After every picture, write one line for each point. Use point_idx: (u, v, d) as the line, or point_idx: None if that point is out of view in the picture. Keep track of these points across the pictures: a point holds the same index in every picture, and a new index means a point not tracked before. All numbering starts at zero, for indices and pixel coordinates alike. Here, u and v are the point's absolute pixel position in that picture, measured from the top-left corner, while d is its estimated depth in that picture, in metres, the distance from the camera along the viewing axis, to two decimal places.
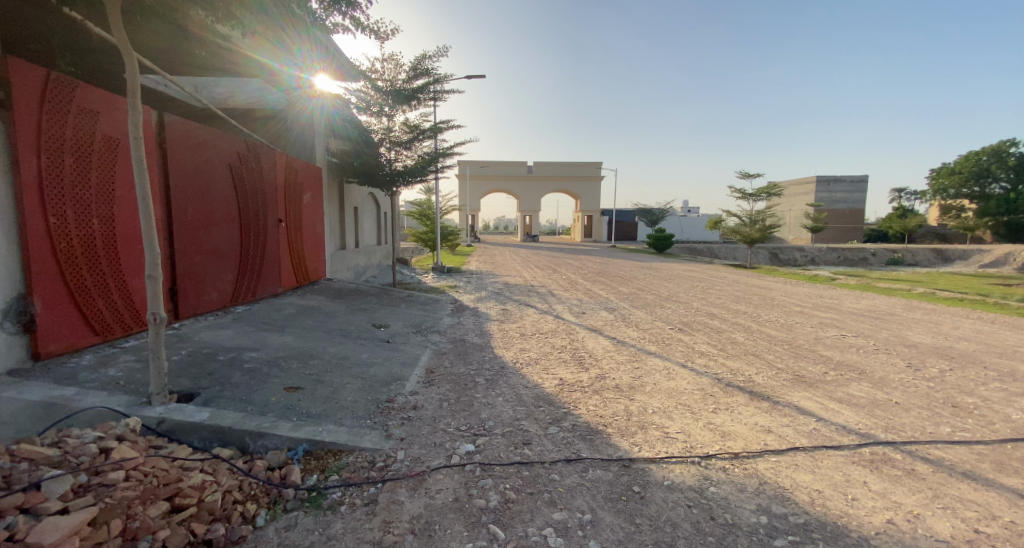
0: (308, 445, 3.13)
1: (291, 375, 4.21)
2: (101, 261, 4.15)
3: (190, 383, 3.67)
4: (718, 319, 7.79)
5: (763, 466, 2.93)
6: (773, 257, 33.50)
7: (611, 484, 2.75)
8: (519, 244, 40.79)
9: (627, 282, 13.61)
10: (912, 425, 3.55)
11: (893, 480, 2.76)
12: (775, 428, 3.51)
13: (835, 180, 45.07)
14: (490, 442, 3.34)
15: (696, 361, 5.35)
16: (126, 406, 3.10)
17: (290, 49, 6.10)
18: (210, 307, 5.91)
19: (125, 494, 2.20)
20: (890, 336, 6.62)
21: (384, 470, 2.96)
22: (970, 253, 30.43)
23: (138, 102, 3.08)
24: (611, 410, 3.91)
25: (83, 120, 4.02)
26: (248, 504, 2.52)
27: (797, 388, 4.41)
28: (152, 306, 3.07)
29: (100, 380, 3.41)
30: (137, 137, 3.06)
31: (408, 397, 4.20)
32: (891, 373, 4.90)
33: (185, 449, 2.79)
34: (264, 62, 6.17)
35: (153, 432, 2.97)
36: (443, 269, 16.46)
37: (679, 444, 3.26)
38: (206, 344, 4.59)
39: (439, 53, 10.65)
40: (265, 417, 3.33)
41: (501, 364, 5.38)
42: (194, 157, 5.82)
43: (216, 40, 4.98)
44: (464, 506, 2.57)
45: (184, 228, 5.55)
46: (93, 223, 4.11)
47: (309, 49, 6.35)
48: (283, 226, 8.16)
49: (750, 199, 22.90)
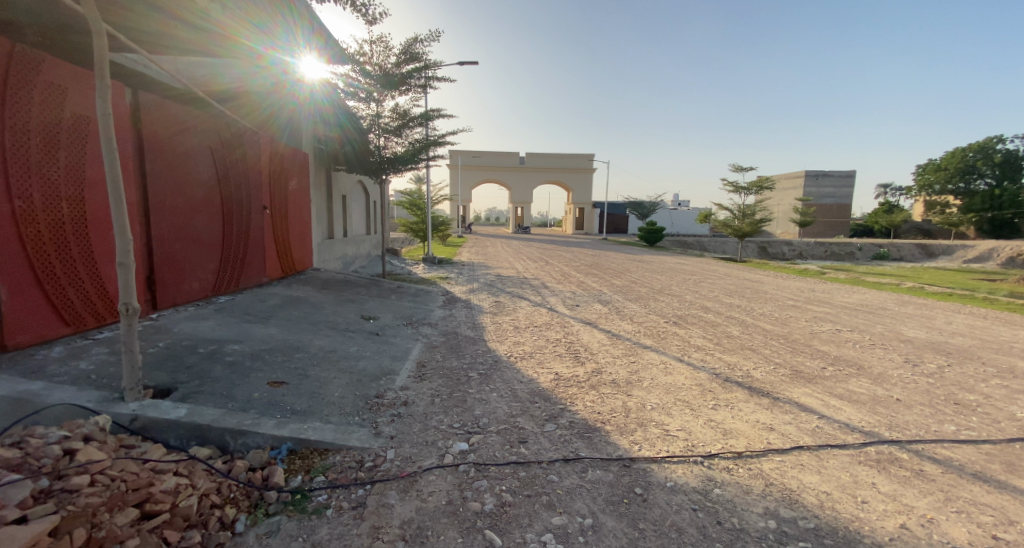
0: (291, 444, 2.97)
1: (275, 369, 4.02)
2: (70, 246, 3.89)
3: (167, 377, 3.46)
4: (712, 313, 7.72)
5: (768, 466, 2.85)
6: (761, 252, 33.79)
7: (612, 486, 2.64)
8: (510, 236, 40.44)
9: (619, 275, 13.53)
10: (916, 423, 3.52)
11: (902, 482, 2.72)
12: (777, 426, 3.43)
13: (824, 176, 45.53)
14: (485, 441, 3.20)
15: (693, 355, 5.25)
16: (97, 402, 2.89)
17: (273, 29, 6.06)
18: (190, 297, 5.66)
19: (89, 501, 1.97)
20: (885, 331, 6.61)
21: (373, 470, 2.81)
22: (953, 249, 30.97)
23: (106, 74, 2.83)
24: (609, 406, 3.79)
25: (50, 98, 3.71)
26: (227, 509, 2.34)
27: (796, 384, 4.34)
28: (123, 297, 2.86)
29: (70, 374, 3.19)
30: (106, 113, 2.81)
31: (398, 393, 4.04)
32: (890, 368, 4.88)
33: (159, 450, 2.58)
34: (251, 46, 5.97)
35: (125, 430, 2.77)
36: (434, 260, 16.20)
37: (680, 443, 3.15)
38: (185, 335, 4.36)
39: (431, 38, 10.33)
40: (247, 414, 3.14)
41: (495, 357, 5.25)
42: (173, 141, 5.50)
43: (203, 21, 4.78)
44: (458, 510, 2.43)
45: (162, 213, 5.26)
46: (63, 206, 3.83)
47: (290, 25, 6.31)
48: (268, 213, 7.88)
49: (743, 192, 22.91)
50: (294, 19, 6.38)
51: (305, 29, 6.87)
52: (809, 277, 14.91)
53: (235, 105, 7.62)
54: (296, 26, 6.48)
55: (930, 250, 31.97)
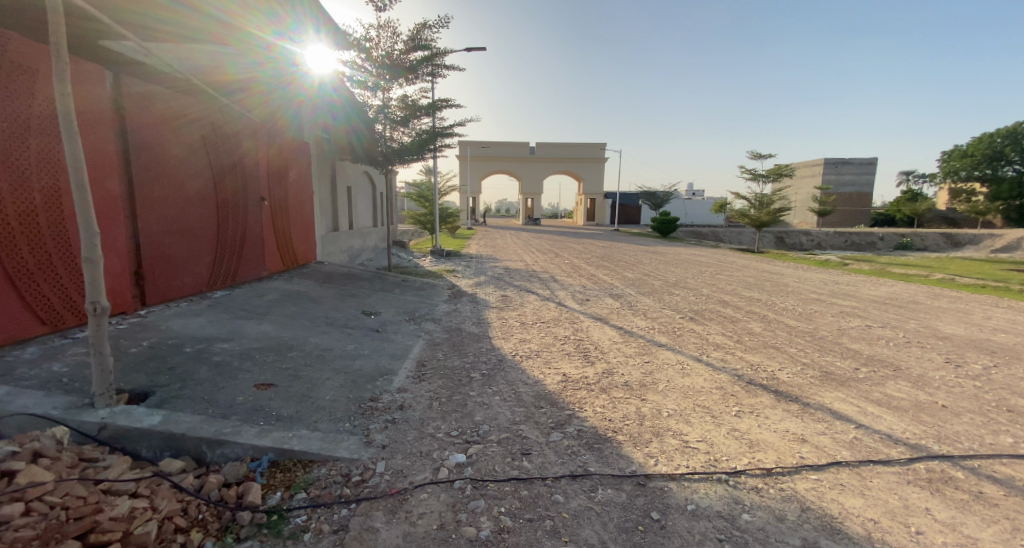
0: (273, 455, 2.72)
1: (265, 370, 3.79)
2: (44, 239, 3.66)
3: (146, 380, 3.24)
4: (730, 308, 7.30)
5: (803, 487, 2.51)
6: (778, 241, 33.04)
7: (625, 509, 2.33)
8: (519, 227, 40.00)
9: (631, 267, 13.10)
10: (967, 434, 3.14)
11: (959, 507, 2.37)
12: (810, 437, 3.09)
13: (845, 163, 44.06)
14: (484, 452, 2.92)
15: (712, 354, 4.88)
16: (63, 409, 2.67)
17: (285, 24, 5.97)
18: (182, 292, 5.44)
19: (18, 535, 1.73)
20: (919, 327, 6.13)
21: (360, 487, 2.54)
22: (980, 239, 29.61)
23: (63, 51, 2.49)
24: (621, 412, 3.47)
25: (19, 81, 3.48)
26: (192, 534, 2.10)
27: (828, 388, 3.96)
28: (90, 295, 2.58)
29: (39, 378, 2.98)
30: (64, 92, 2.47)
31: (395, 396, 3.77)
32: (930, 370, 4.46)
33: (121, 465, 2.34)
34: (262, 39, 5.89)
35: (92, 440, 2.55)
36: (442, 252, 15.89)
37: (701, 457, 2.83)
38: (172, 334, 4.14)
39: (440, 24, 9.93)
40: (228, 421, 2.90)
41: (499, 356, 4.95)
42: (163, 129, 5.25)
43: (212, 8, 4.67)
44: (450, 538, 2.14)
45: (152, 206, 5.03)
46: (34, 196, 3.60)
47: (299, 18, 6.24)
48: (268, 205, 7.63)
49: (761, 180, 22.18)
50: (304, 10, 6.22)
51: (314, 23, 6.78)
52: (831, 269, 14.32)
53: (245, 97, 7.41)
54: (305, 11, 6.26)
55: (955, 240, 30.71)
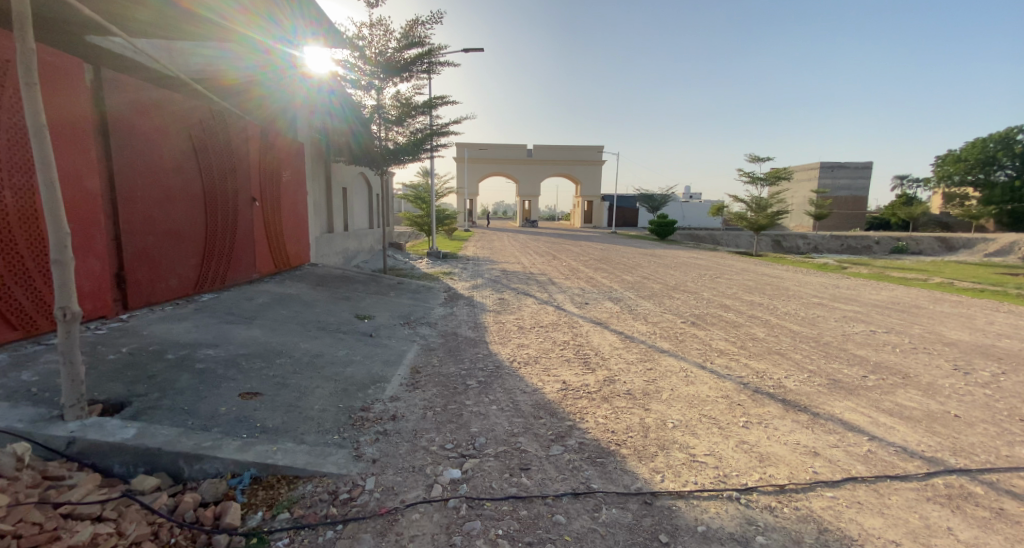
0: (256, 471, 2.54)
1: (250, 378, 3.61)
2: (16, 239, 3.48)
3: (122, 390, 3.06)
4: (732, 312, 7.17)
5: (819, 505, 2.37)
6: (773, 245, 33.11)
7: (632, 531, 2.17)
8: (516, 229, 39.84)
9: (630, 270, 12.95)
10: (983, 446, 3.01)
11: (982, 526, 2.23)
12: (822, 450, 2.95)
13: (841, 167, 44.30)
14: (481, 466, 2.76)
15: (716, 361, 4.74)
16: (30, 421, 2.49)
17: (284, 26, 5.96)
18: (167, 294, 5.27)
19: None
20: (924, 333, 6.01)
21: (347, 506, 2.37)
22: (974, 242, 29.71)
23: (29, 38, 2.27)
24: (624, 423, 3.32)
25: None
26: None
27: (836, 397, 3.83)
28: (60, 300, 2.40)
29: (7, 387, 2.80)
30: (30, 83, 2.26)
31: (387, 405, 3.61)
32: (939, 377, 4.32)
33: (87, 485, 2.18)
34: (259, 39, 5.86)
35: (59, 456, 2.37)
36: (439, 254, 15.69)
37: (710, 472, 2.68)
38: (154, 339, 3.96)
39: (434, 21, 9.80)
40: (208, 434, 2.73)
41: (496, 362, 4.78)
42: (147, 126, 5.06)
43: (210, 9, 4.69)
44: None
45: (135, 206, 4.84)
46: (6, 194, 3.43)
47: (302, 25, 6.25)
48: (259, 205, 7.45)
49: (760, 182, 22.15)
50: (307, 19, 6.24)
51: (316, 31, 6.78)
52: (830, 272, 14.20)
53: (244, 99, 7.81)
54: (309, 23, 6.30)
55: (949, 244, 30.75)
